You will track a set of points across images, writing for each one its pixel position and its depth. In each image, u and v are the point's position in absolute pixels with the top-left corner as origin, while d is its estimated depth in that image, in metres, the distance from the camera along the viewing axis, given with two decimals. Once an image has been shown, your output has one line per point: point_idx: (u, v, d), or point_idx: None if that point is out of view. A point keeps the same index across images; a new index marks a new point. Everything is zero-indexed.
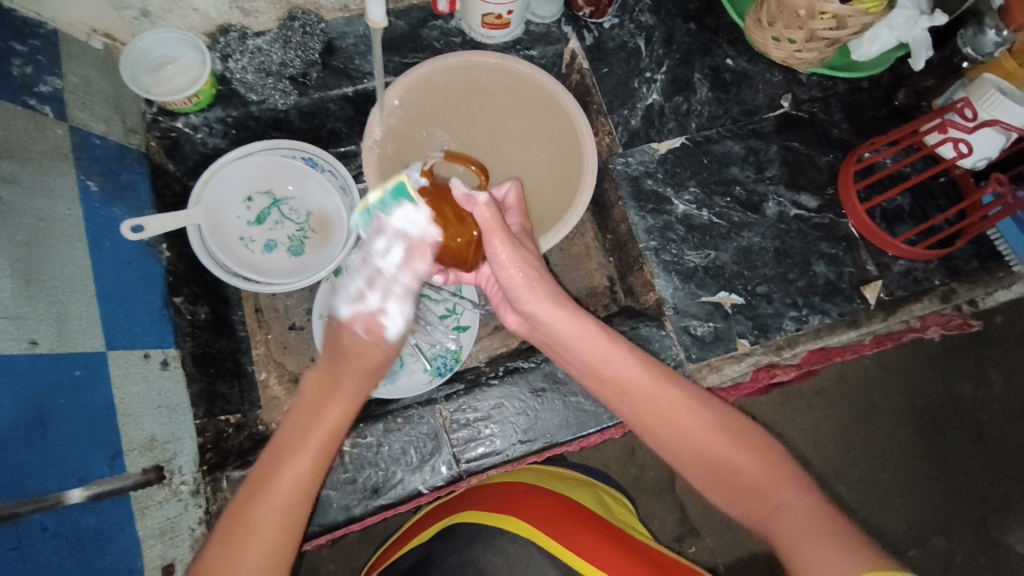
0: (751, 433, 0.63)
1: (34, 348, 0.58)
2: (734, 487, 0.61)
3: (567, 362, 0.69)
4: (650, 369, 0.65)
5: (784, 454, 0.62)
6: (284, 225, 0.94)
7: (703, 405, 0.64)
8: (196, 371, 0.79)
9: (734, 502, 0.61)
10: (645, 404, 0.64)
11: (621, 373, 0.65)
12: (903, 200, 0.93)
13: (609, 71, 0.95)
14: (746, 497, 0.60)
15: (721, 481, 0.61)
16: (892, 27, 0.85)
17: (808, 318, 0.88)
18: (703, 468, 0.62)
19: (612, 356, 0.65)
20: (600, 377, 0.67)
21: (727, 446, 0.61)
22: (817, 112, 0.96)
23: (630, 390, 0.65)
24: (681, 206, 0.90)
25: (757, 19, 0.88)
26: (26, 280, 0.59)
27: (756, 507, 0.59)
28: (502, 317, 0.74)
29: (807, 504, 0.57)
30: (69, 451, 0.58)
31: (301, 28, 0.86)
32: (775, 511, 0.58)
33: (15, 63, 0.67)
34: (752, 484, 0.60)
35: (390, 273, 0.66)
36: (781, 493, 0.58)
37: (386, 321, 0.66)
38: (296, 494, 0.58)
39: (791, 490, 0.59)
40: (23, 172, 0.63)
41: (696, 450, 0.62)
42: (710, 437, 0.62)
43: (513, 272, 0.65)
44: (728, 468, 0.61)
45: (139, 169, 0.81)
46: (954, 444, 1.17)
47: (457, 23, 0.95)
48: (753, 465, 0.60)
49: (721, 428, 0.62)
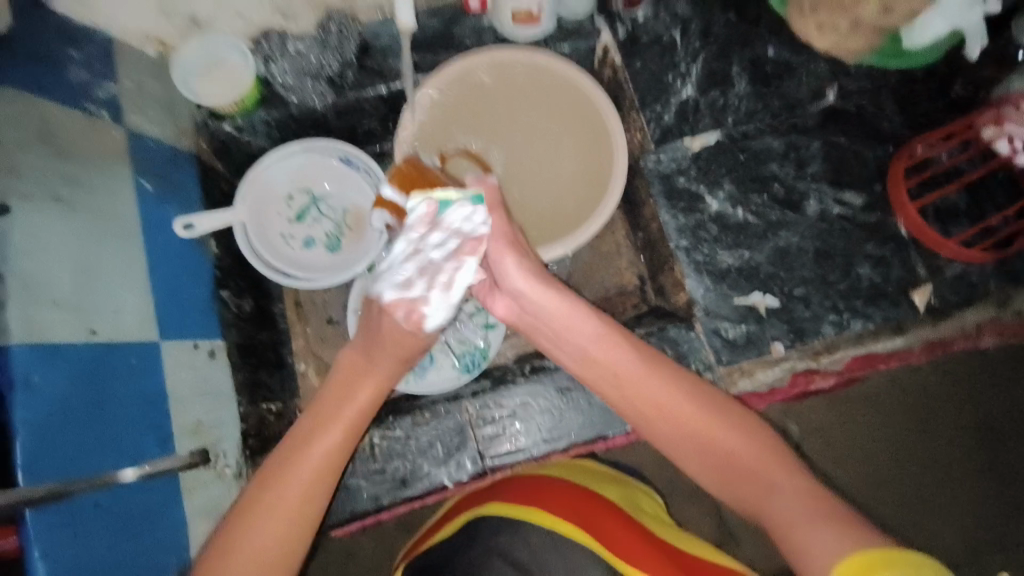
0: (740, 413, 0.63)
1: (93, 336, 0.63)
2: (729, 472, 0.61)
3: (552, 350, 0.70)
4: (641, 357, 0.65)
5: (775, 437, 0.63)
6: (322, 222, 0.97)
7: (695, 394, 0.64)
8: (240, 361, 0.84)
9: (728, 487, 0.61)
10: (636, 394, 0.64)
11: (611, 363, 0.65)
12: (959, 198, 0.87)
13: (642, 66, 0.93)
14: (741, 482, 0.60)
15: (715, 468, 0.62)
16: (946, 14, 0.80)
17: (849, 322, 0.84)
18: (696, 455, 0.62)
19: (605, 343, 0.66)
20: (590, 366, 0.67)
21: (717, 429, 0.62)
22: (866, 104, 0.91)
23: (620, 380, 0.65)
24: (715, 205, 0.88)
25: (798, 6, 0.88)
26: (87, 275, 0.64)
27: (752, 493, 0.59)
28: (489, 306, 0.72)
29: (803, 488, 0.57)
30: (123, 433, 0.63)
31: (337, 30, 0.89)
32: (771, 495, 0.58)
33: (73, 71, 0.72)
34: (746, 469, 0.60)
35: (440, 262, 0.61)
36: (775, 476, 0.59)
37: (427, 312, 0.62)
38: (310, 490, 0.60)
39: (785, 475, 0.59)
40: (84, 174, 0.68)
41: (688, 437, 0.62)
42: (701, 421, 0.62)
43: (507, 259, 0.66)
44: (721, 455, 0.61)
45: (189, 170, 0.86)
46: (1013, 458, 1.10)
47: (489, 21, 0.95)
48: (746, 450, 0.61)
49: (711, 413, 0.63)
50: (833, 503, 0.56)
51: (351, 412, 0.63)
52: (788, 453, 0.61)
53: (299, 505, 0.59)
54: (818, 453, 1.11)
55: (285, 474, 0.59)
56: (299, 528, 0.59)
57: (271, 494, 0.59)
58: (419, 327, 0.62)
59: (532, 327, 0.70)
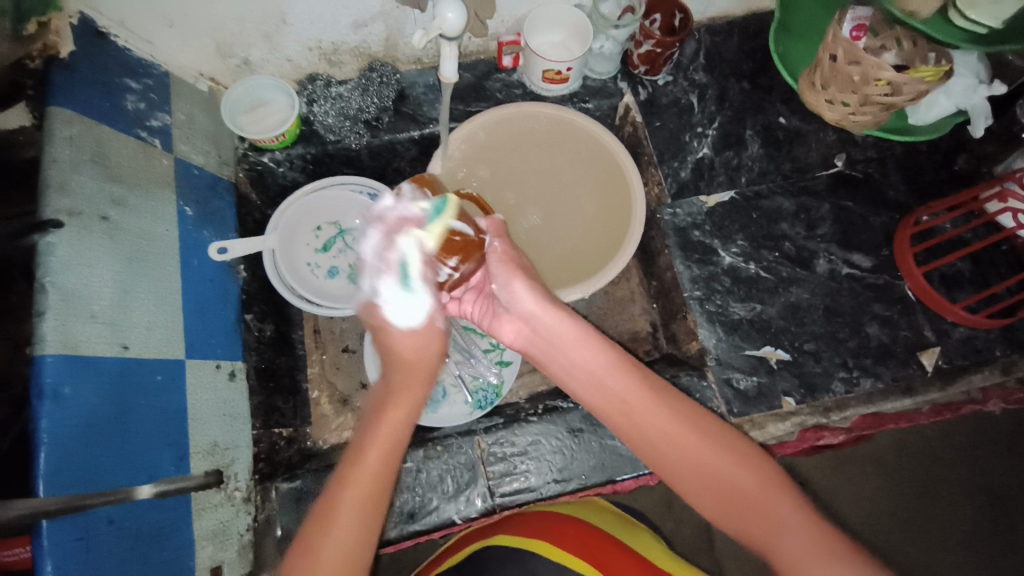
0: (744, 444, 0.64)
1: (124, 352, 0.64)
2: (735, 505, 0.61)
3: (561, 375, 0.71)
4: (648, 382, 0.67)
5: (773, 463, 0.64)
6: (346, 253, 1.00)
7: (700, 424, 0.65)
8: (257, 384, 0.85)
9: (732, 521, 0.61)
10: (644, 422, 0.65)
11: (621, 390, 0.66)
12: (963, 265, 0.91)
13: (661, 125, 0.99)
14: (748, 516, 0.60)
15: (721, 501, 0.62)
16: (950, 94, 0.87)
17: (859, 380, 0.86)
18: (703, 484, 0.62)
19: (615, 368, 0.67)
20: (599, 392, 0.68)
21: (723, 460, 0.62)
22: (873, 172, 0.96)
23: (630, 409, 0.66)
24: (728, 258, 0.91)
25: (811, 81, 0.90)
26: (124, 291, 0.66)
27: (759, 528, 0.60)
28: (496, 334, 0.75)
29: (808, 521, 0.59)
30: (143, 450, 0.63)
31: (379, 78, 0.94)
32: (779, 531, 0.58)
33: (131, 100, 0.76)
34: (753, 501, 0.60)
35: (370, 253, 0.69)
36: (779, 511, 0.59)
37: (378, 301, 0.69)
38: (364, 520, 0.60)
39: (790, 509, 0.60)
40: (131, 196, 0.71)
41: (695, 467, 0.63)
42: (711, 451, 0.63)
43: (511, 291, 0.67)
44: (727, 487, 0.62)
45: (227, 198, 0.90)
46: (1020, 528, 1.09)
47: (519, 76, 1.02)
48: (752, 482, 0.61)
49: (716, 441, 0.63)
50: (837, 538, 0.58)
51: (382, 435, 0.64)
52: (791, 483, 0.62)
53: (356, 532, 0.59)
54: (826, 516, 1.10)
55: (332, 503, 0.61)
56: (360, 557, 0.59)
57: (328, 531, 0.59)
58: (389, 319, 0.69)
59: (540, 349, 0.71)
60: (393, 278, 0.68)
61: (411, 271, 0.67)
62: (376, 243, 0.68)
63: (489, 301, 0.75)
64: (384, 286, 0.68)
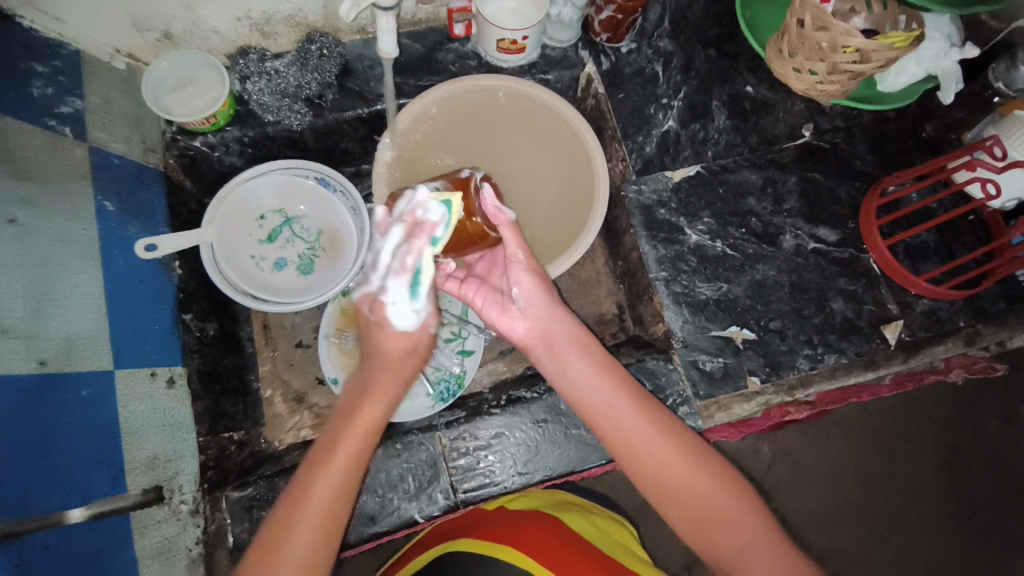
0: (714, 460, 0.65)
1: (42, 368, 0.59)
2: (703, 521, 0.63)
3: (554, 376, 0.69)
4: (630, 398, 0.66)
5: (743, 481, 0.65)
6: (294, 243, 0.94)
7: (684, 446, 0.64)
8: (201, 389, 0.80)
9: (701, 535, 0.63)
10: (631, 434, 0.64)
11: (609, 405, 0.65)
12: (928, 236, 0.90)
13: (625, 97, 0.94)
14: (717, 532, 0.62)
15: (692, 517, 0.63)
16: (921, 60, 0.84)
17: (823, 357, 0.85)
18: (678, 500, 0.63)
19: (600, 381, 0.66)
20: (590, 397, 0.66)
21: (694, 477, 0.63)
22: (840, 142, 0.94)
23: (615, 420, 0.65)
24: (693, 237, 0.89)
25: (778, 49, 0.84)
26: (38, 301, 0.60)
27: (726, 543, 0.62)
28: (503, 328, 0.70)
29: (775, 544, 0.61)
30: (75, 469, 0.59)
31: (319, 50, 0.88)
32: (747, 550, 0.60)
33: (35, 85, 0.69)
34: (722, 520, 0.62)
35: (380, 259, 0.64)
36: (748, 530, 0.62)
37: (387, 303, 0.64)
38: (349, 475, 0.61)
39: (760, 531, 0.62)
40: (40, 194, 0.64)
41: (670, 480, 0.63)
42: (683, 466, 0.63)
43: (524, 271, 0.68)
44: (703, 505, 0.63)
45: (156, 188, 0.84)
46: (977, 481, 1.14)
47: (473, 46, 0.95)
48: (725, 501, 0.63)
49: (687, 455, 0.64)
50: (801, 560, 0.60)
51: (358, 429, 0.63)
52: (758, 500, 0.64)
53: (332, 497, 0.60)
54: (788, 476, 1.13)
55: (310, 474, 0.61)
56: (337, 515, 0.60)
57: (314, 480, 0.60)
58: (385, 320, 0.64)
59: (539, 353, 0.70)
60: (403, 286, 0.63)
61: (426, 280, 0.63)
62: (393, 245, 0.63)
63: (495, 294, 0.72)
64: (394, 292, 0.63)
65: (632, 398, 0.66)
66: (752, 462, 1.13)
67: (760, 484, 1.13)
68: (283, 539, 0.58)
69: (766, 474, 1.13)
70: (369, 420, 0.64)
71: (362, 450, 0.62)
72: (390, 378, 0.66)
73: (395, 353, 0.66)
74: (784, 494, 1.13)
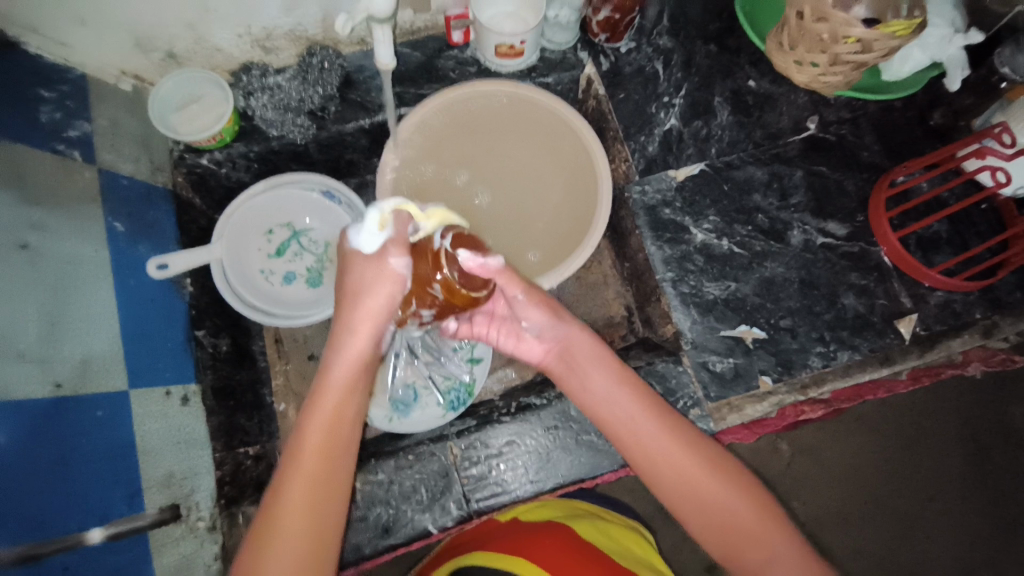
0: (736, 468, 0.64)
1: (58, 390, 0.60)
2: (727, 533, 0.61)
3: (577, 393, 0.68)
4: (652, 411, 0.65)
5: (766, 490, 0.64)
6: (302, 256, 0.95)
7: (706, 457, 0.64)
8: (215, 404, 0.81)
9: (724, 547, 0.62)
10: (652, 449, 0.63)
11: (630, 418, 0.65)
12: (940, 227, 0.88)
13: (626, 97, 0.93)
14: (742, 544, 0.61)
15: (716, 530, 0.62)
16: (926, 47, 0.83)
17: (836, 354, 0.84)
18: (701, 514, 0.62)
19: (619, 397, 0.66)
20: (609, 414, 0.66)
21: (717, 489, 0.62)
22: (846, 134, 0.92)
23: (636, 435, 0.64)
24: (700, 236, 0.88)
25: (779, 42, 0.83)
26: (52, 323, 0.61)
27: (752, 557, 0.60)
28: (522, 353, 0.72)
29: (801, 558, 0.60)
30: (90, 491, 0.60)
31: (320, 63, 0.89)
32: (772, 562, 0.60)
33: (44, 111, 0.70)
34: (747, 533, 0.61)
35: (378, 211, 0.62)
36: (772, 542, 0.60)
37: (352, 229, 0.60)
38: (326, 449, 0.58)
39: (786, 546, 0.60)
40: (51, 219, 0.65)
41: (692, 495, 0.62)
42: (706, 478, 0.62)
43: (529, 308, 0.66)
44: (727, 518, 0.61)
45: (164, 207, 0.85)
46: (1000, 471, 1.12)
47: (472, 52, 0.95)
48: (750, 515, 0.61)
49: (710, 467, 0.63)
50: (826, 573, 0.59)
51: (326, 407, 0.59)
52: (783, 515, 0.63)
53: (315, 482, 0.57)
54: (807, 473, 1.12)
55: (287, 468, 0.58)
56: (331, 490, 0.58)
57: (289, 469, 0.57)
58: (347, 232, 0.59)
59: (560, 370, 0.70)
60: (367, 216, 0.59)
61: (385, 204, 0.57)
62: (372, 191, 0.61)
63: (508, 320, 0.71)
64: (361, 217, 0.59)
65: (652, 412, 0.65)
66: (768, 460, 1.12)
67: (778, 480, 1.12)
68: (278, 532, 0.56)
69: (783, 471, 1.12)
70: (348, 377, 0.60)
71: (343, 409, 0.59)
72: (365, 324, 0.60)
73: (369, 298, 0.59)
74: (803, 490, 1.12)
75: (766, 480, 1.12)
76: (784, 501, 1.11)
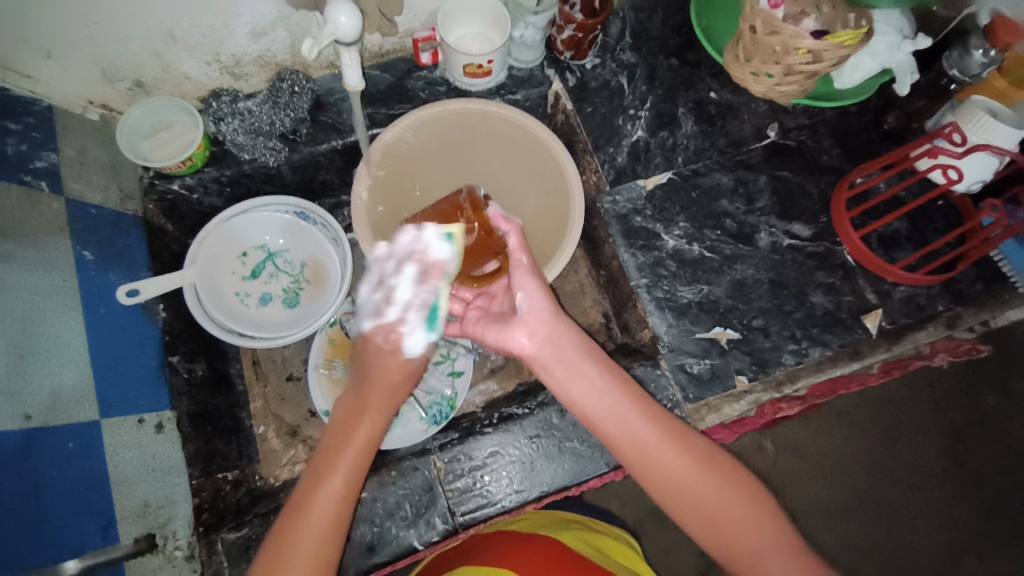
0: (724, 463, 0.65)
1: (28, 422, 0.59)
2: (717, 528, 0.62)
3: (564, 383, 0.65)
4: (642, 405, 0.65)
5: (754, 481, 0.65)
6: (278, 277, 0.95)
7: (696, 453, 0.64)
8: (192, 430, 0.80)
9: (715, 542, 0.62)
10: (641, 445, 0.63)
11: (619, 409, 0.64)
12: (899, 225, 0.92)
13: (593, 110, 0.96)
14: (731, 538, 0.62)
15: (707, 525, 0.62)
16: (875, 54, 0.86)
17: (808, 351, 0.86)
18: (692, 511, 0.63)
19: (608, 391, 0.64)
20: (600, 404, 0.64)
21: (707, 484, 0.63)
22: (805, 139, 0.96)
23: (626, 430, 0.63)
24: (671, 242, 0.90)
25: (735, 55, 0.87)
26: (21, 356, 0.60)
27: (742, 549, 0.61)
28: (505, 342, 0.66)
29: (785, 546, 0.61)
30: (64, 524, 0.59)
31: (289, 88, 0.89)
32: (761, 553, 0.61)
33: (10, 143, 0.69)
34: (736, 526, 0.62)
35: (398, 295, 0.66)
36: (759, 534, 0.62)
37: (406, 333, 0.65)
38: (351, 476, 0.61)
39: (773, 534, 0.62)
40: (18, 250, 0.65)
41: (682, 493, 0.63)
42: (696, 475, 0.63)
43: (528, 276, 0.66)
44: (716, 513, 0.62)
45: (135, 234, 0.84)
46: (979, 460, 1.15)
47: (441, 72, 0.97)
48: (738, 508, 0.62)
49: (699, 463, 0.63)
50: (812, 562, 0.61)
51: (356, 436, 0.62)
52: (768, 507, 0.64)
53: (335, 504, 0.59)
54: (792, 470, 1.14)
55: (317, 480, 0.60)
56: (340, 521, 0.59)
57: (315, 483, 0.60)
58: (398, 346, 0.65)
59: (547, 360, 0.65)
60: (420, 316, 0.65)
61: (442, 314, 0.65)
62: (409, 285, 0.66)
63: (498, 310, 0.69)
64: (413, 322, 0.65)
65: (638, 404, 0.65)
66: (753, 461, 1.14)
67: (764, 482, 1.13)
68: (291, 540, 0.58)
69: (769, 469, 1.14)
70: (375, 420, 0.64)
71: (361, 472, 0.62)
72: (389, 396, 0.65)
73: (396, 374, 0.64)
74: (788, 489, 1.13)
75: None
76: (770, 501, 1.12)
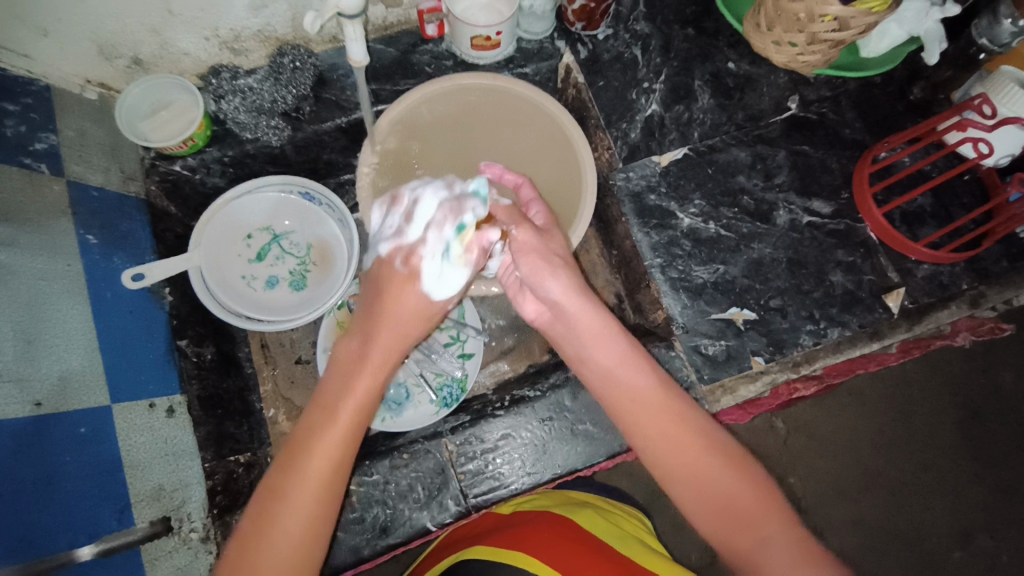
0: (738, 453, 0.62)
1: (38, 409, 0.58)
2: (721, 516, 0.58)
3: (577, 360, 0.68)
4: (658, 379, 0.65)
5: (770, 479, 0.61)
6: (284, 259, 0.94)
7: (703, 438, 0.62)
8: (203, 414, 0.79)
9: (718, 533, 0.58)
10: (647, 420, 0.63)
11: (634, 384, 0.64)
12: (923, 200, 0.89)
13: (606, 83, 0.92)
14: (731, 529, 0.58)
15: (710, 512, 0.59)
16: (902, 21, 0.83)
17: (826, 331, 0.84)
18: (695, 496, 0.60)
19: (624, 366, 0.65)
20: (611, 385, 0.65)
21: (714, 469, 0.60)
22: (827, 112, 0.92)
23: (637, 402, 0.64)
24: (686, 220, 0.87)
25: (756, 23, 0.83)
26: (28, 342, 0.60)
27: (741, 542, 0.57)
28: (520, 306, 0.74)
29: (796, 545, 0.55)
30: (78, 510, 0.59)
31: (291, 63, 0.87)
32: (762, 547, 0.56)
33: (8, 125, 0.68)
34: (739, 515, 0.58)
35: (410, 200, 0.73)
36: (766, 528, 0.57)
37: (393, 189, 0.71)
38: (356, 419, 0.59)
39: (780, 528, 0.57)
40: (21, 235, 0.63)
41: (689, 472, 0.60)
42: (700, 459, 0.60)
43: (529, 257, 0.67)
44: (720, 497, 0.59)
45: (139, 217, 0.83)
46: (996, 438, 1.13)
47: (448, 46, 0.94)
48: (744, 496, 0.59)
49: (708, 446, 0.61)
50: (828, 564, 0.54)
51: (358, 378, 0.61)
52: (781, 501, 0.60)
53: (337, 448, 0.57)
54: (805, 450, 1.13)
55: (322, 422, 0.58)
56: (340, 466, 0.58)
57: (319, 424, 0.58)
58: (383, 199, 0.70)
59: (558, 331, 0.70)
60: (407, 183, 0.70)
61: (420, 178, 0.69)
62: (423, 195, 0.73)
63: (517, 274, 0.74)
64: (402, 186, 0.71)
65: (659, 381, 0.65)
66: (766, 442, 1.13)
67: (777, 462, 1.12)
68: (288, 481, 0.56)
69: (781, 449, 1.13)
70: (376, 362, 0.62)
71: (361, 413, 0.60)
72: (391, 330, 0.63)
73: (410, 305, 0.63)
74: (801, 468, 1.12)
75: (763, 459, 1.12)
76: (783, 481, 1.11)
